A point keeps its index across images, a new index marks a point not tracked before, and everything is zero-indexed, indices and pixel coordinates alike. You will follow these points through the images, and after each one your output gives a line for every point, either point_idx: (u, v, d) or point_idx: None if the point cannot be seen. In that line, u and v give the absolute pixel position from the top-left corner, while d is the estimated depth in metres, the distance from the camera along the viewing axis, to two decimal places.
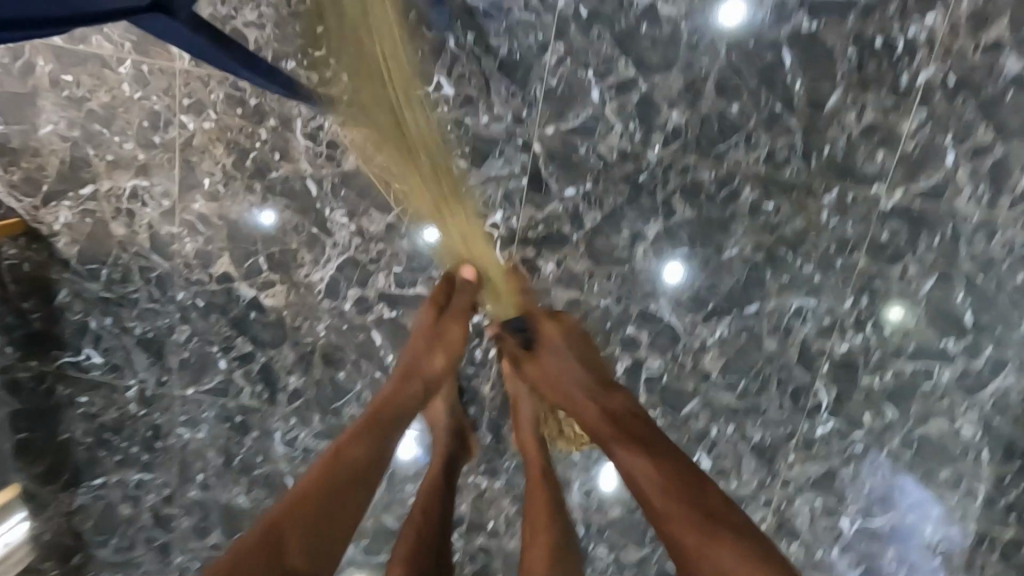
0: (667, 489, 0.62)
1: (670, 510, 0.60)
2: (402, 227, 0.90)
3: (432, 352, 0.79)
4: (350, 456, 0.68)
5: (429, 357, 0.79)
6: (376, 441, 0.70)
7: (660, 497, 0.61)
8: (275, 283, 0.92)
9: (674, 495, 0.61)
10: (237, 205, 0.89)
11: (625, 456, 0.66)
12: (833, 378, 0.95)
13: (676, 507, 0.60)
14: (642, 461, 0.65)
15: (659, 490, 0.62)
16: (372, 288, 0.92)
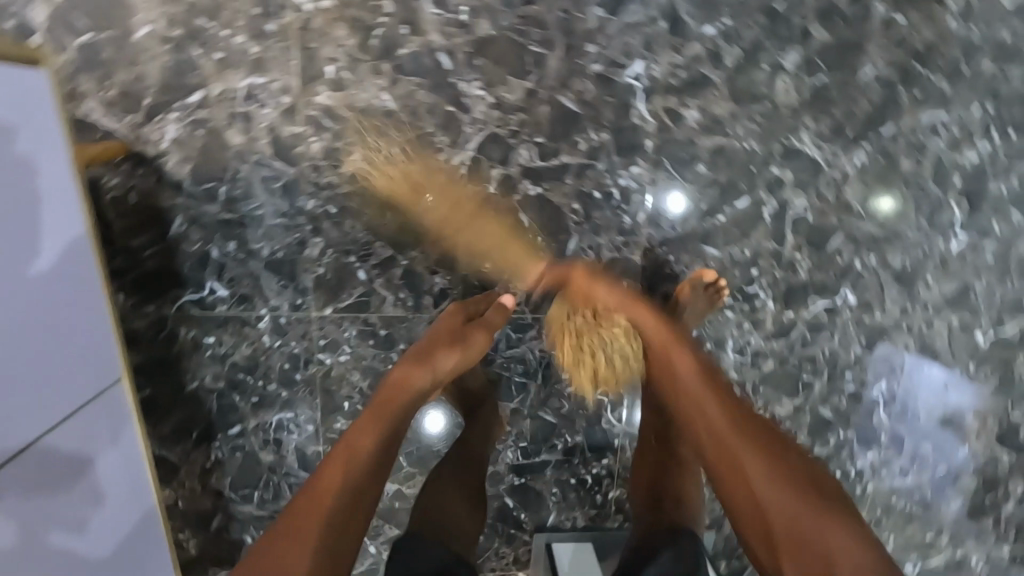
0: (792, 493, 0.62)
1: (763, 465, 0.65)
2: (541, 92, 0.85)
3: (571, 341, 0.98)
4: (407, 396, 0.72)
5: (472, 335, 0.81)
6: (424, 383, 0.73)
7: (762, 478, 0.64)
8: (412, 174, 0.87)
9: (793, 547, 0.60)
10: (365, 92, 0.83)
11: (764, 480, 0.64)
12: (966, 191, 0.97)
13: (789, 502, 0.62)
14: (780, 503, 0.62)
15: (774, 487, 0.63)
16: (514, 165, 0.88)
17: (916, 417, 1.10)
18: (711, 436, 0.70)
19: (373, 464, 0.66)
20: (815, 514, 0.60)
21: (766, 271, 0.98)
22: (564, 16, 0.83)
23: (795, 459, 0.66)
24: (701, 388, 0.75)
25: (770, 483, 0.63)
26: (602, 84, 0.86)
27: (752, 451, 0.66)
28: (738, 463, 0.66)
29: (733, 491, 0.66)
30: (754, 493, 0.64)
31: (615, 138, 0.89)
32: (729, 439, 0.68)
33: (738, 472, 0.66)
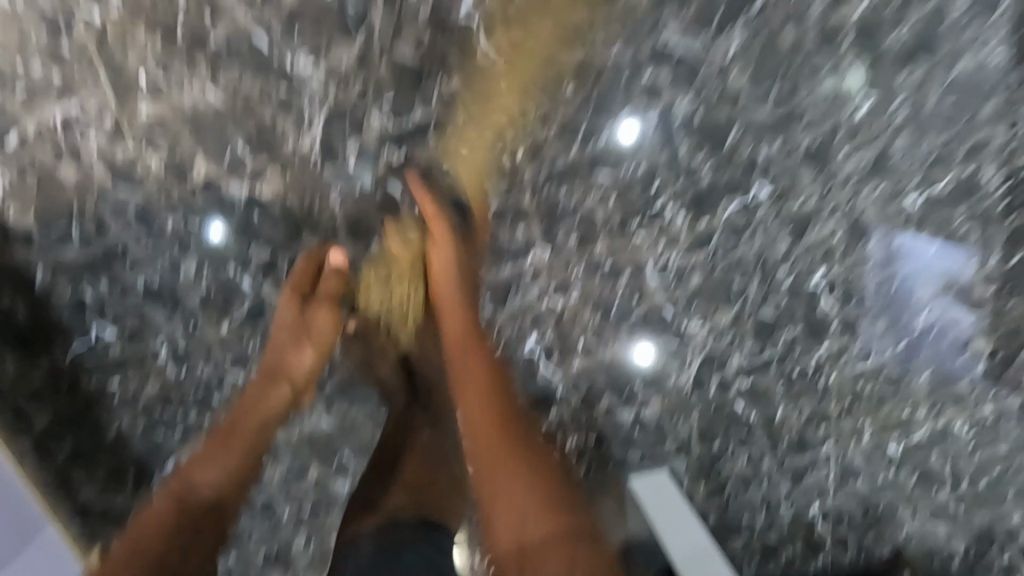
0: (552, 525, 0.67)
1: (532, 503, 0.68)
2: (374, 49, 0.79)
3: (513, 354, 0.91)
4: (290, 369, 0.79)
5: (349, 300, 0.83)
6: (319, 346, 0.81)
7: (527, 508, 0.68)
8: (266, 168, 0.82)
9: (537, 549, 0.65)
10: (188, 93, 0.77)
11: (512, 498, 0.68)
12: (859, 49, 0.90)
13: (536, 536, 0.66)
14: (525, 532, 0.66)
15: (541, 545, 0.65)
16: (370, 133, 0.83)
17: (863, 296, 1.06)
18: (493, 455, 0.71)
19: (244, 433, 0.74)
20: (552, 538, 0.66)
21: (667, 183, 0.92)
22: None
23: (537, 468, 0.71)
24: (470, 402, 0.74)
25: (514, 536, 0.66)
26: (437, 25, 0.80)
27: (527, 473, 0.70)
28: (508, 497, 0.68)
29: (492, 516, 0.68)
30: (517, 534, 0.66)
31: (468, 80, 0.83)
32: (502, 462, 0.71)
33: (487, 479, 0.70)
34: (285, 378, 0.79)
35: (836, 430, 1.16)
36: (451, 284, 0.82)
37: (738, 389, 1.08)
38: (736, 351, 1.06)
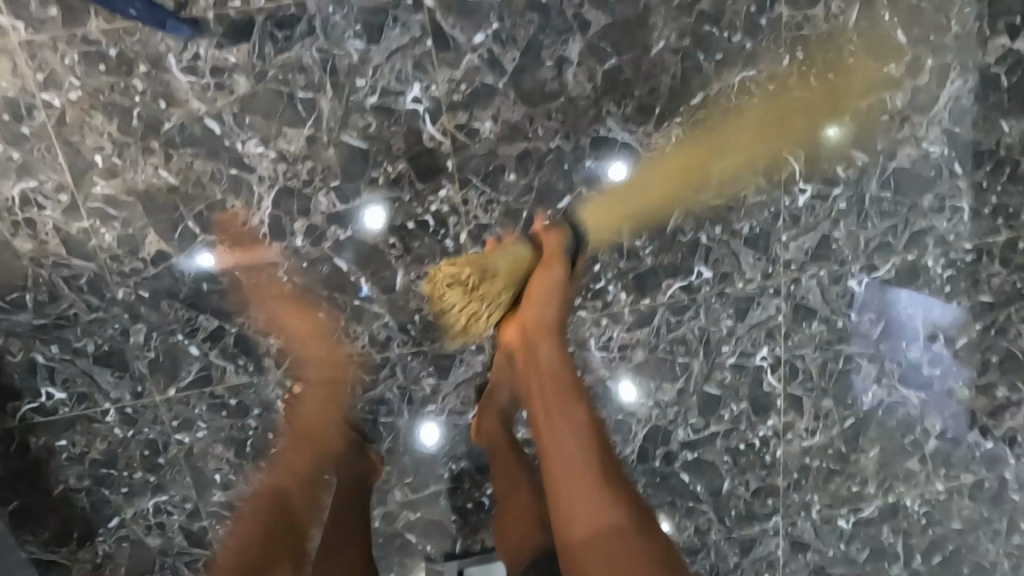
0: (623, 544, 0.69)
1: (603, 523, 0.71)
2: (322, 136, 0.83)
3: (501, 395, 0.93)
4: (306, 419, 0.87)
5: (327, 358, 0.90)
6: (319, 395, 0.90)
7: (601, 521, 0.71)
8: (215, 244, 0.86)
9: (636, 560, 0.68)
10: (141, 174, 0.81)
11: (580, 499, 0.72)
12: (797, 143, 0.94)
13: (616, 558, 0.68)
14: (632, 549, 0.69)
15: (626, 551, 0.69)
16: (317, 214, 0.86)
17: (809, 376, 1.07)
18: (565, 471, 0.74)
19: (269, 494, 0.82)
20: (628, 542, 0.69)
21: (608, 264, 0.96)
22: (323, 55, 0.80)
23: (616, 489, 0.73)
24: (546, 411, 0.79)
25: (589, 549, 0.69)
26: (383, 115, 0.83)
27: (585, 462, 0.74)
28: (587, 507, 0.72)
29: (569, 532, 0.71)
30: (593, 536, 0.70)
31: (413, 166, 0.86)
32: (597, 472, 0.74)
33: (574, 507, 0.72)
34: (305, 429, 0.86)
35: (784, 504, 1.15)
36: (543, 304, 0.85)
37: (683, 462, 1.09)
38: (681, 425, 1.07)
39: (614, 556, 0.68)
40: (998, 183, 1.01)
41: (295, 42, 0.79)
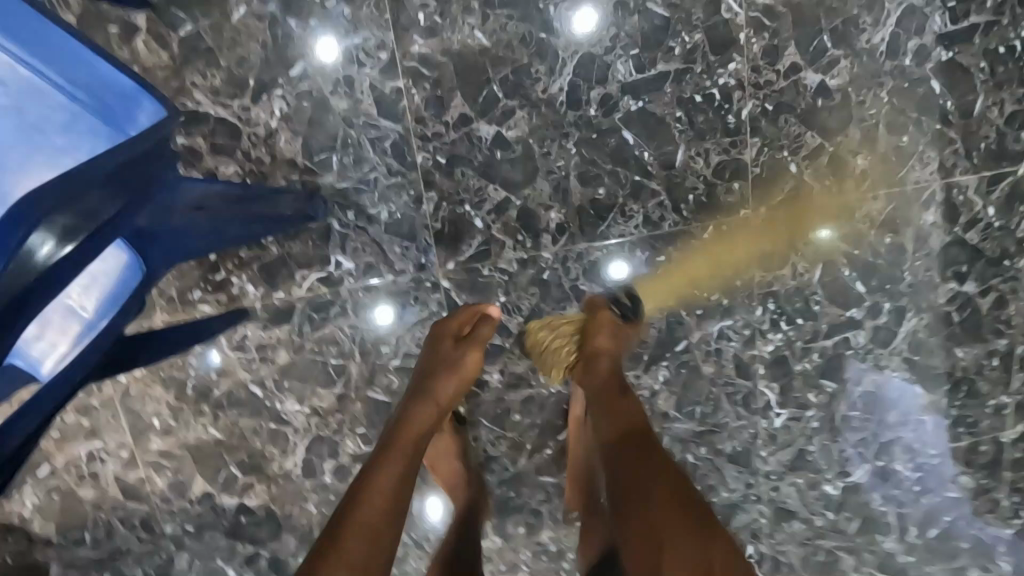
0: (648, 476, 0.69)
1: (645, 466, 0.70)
2: (352, 394, 0.94)
3: (447, 381, 0.78)
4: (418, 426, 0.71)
5: (434, 382, 0.77)
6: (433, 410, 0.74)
7: (635, 479, 0.69)
8: (254, 483, 0.96)
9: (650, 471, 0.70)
10: (192, 431, 0.92)
11: (677, 549, 0.62)
12: (773, 376, 1.05)
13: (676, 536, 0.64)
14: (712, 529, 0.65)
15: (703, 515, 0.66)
16: (345, 454, 0.96)
17: (793, 567, 1.15)
18: (642, 464, 0.70)
19: (404, 454, 0.66)
20: (626, 464, 0.71)
21: None
22: (354, 331, 0.92)
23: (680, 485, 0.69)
24: (614, 400, 0.79)
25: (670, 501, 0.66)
26: (404, 375, 0.94)
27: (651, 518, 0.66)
28: (655, 509, 0.66)
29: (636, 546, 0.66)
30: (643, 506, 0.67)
31: None
32: (595, 403, 0.79)
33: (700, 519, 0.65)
34: (407, 429, 0.70)
35: None
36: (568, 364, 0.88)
37: None
38: None
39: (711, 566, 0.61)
40: (960, 397, 1.10)
41: (329, 321, 0.91)
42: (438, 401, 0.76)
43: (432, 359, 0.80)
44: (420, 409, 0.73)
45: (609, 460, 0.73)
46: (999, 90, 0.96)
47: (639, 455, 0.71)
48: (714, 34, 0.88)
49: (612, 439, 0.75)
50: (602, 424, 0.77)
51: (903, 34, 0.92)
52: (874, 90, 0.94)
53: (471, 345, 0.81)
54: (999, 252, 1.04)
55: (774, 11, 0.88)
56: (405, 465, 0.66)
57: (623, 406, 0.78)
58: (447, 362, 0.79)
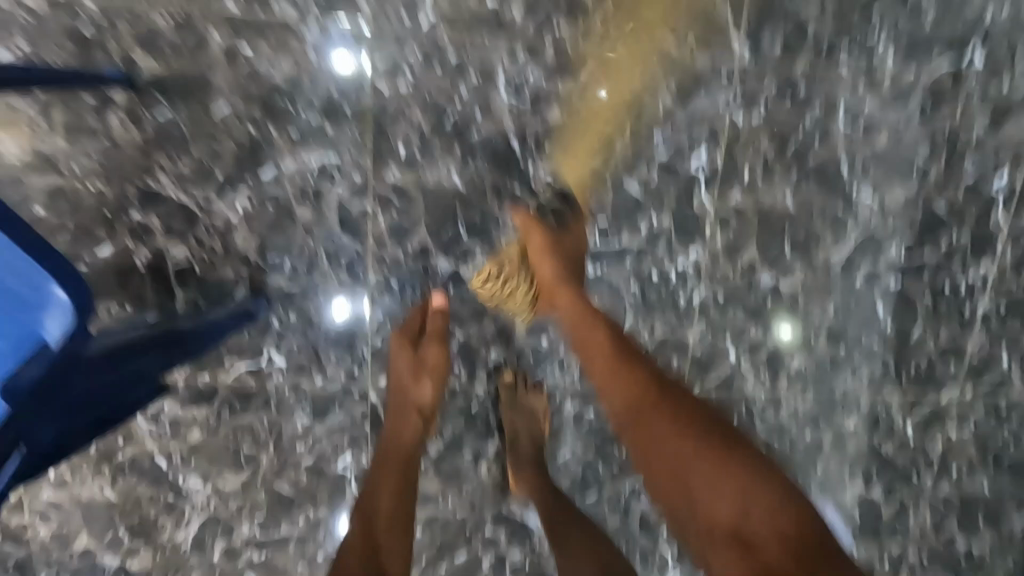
0: (697, 443, 0.71)
1: (699, 447, 0.71)
2: (257, 481, 0.94)
3: (423, 384, 0.81)
4: (381, 504, 0.74)
5: (416, 384, 0.81)
6: (404, 441, 0.79)
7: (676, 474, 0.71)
8: (139, 549, 0.95)
9: (687, 443, 0.72)
10: (87, 488, 0.92)
11: (708, 495, 0.68)
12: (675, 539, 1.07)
13: (724, 499, 0.68)
14: (748, 513, 0.67)
15: (719, 477, 0.69)
16: (237, 538, 0.96)
17: None
18: (653, 458, 0.73)
19: (381, 516, 0.73)
20: (703, 461, 0.70)
21: None
22: (272, 424, 0.92)
23: (741, 477, 0.69)
24: (651, 424, 0.74)
25: (701, 458, 0.70)
26: (313, 472, 0.95)
27: (725, 510, 0.68)
28: (673, 459, 0.71)
29: (711, 507, 0.68)
30: (644, 394, 0.76)
31: (332, 515, 0.96)
32: (636, 401, 0.76)
33: (726, 462, 0.70)
34: (389, 470, 0.77)
35: None
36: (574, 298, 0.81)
37: None
38: None
39: (749, 508, 0.67)
40: None
41: (250, 411, 0.91)
42: (421, 410, 0.81)
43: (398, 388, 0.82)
44: (393, 431, 0.80)
45: (650, 473, 0.73)
46: (936, 322, 1.01)
47: (667, 454, 0.71)
48: (681, 221, 0.91)
49: (655, 477, 0.73)
50: (605, 391, 0.78)
51: (857, 256, 0.96)
52: (822, 300, 0.97)
53: (428, 341, 0.83)
54: (911, 467, 1.09)
55: (741, 212, 0.91)
56: (375, 525, 0.72)
57: (677, 400, 0.75)
58: (421, 364, 0.82)
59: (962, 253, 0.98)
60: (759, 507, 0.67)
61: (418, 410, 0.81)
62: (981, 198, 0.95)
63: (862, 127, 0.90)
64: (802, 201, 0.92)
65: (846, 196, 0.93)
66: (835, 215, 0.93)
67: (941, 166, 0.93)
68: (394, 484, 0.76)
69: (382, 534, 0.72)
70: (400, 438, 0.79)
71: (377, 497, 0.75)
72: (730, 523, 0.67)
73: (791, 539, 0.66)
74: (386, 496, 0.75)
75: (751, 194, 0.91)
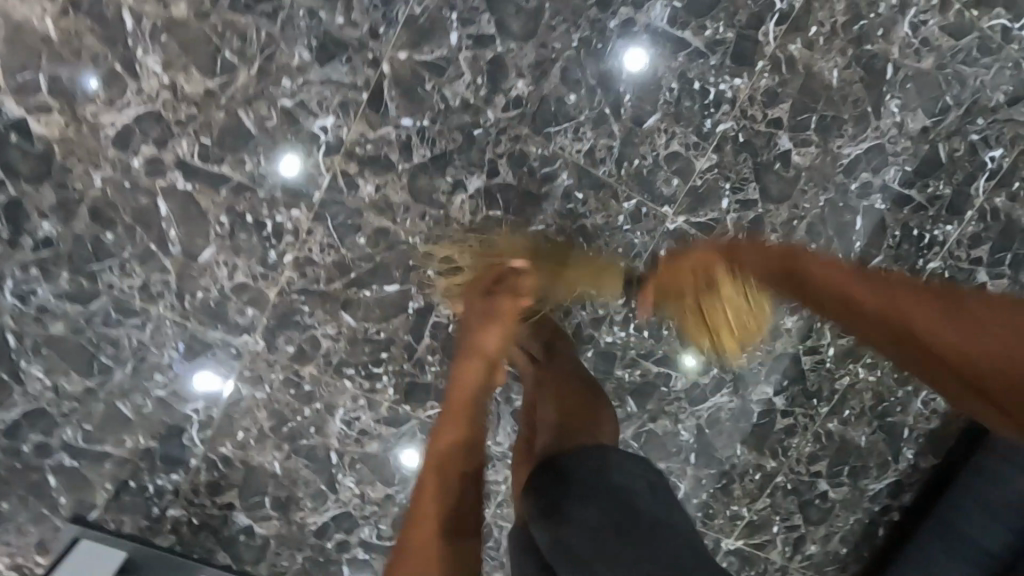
0: (911, 322, 0.57)
1: (917, 318, 0.57)
2: (222, 98, 0.84)
3: (496, 324, 0.82)
4: (444, 440, 0.75)
5: (486, 332, 0.81)
6: (481, 371, 0.79)
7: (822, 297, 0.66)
8: (52, 111, 0.82)
9: (943, 312, 0.56)
10: (27, 9, 0.78)
11: (993, 342, 0.53)
12: (593, 365, 1.07)
13: (993, 341, 0.53)
14: (1003, 355, 0.53)
15: (967, 326, 0.55)
16: (171, 152, 0.86)
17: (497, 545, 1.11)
18: (852, 308, 0.62)
19: (444, 452, 0.74)
20: (888, 298, 0.59)
21: (394, 358, 0.99)
22: (268, 41, 0.83)
23: (1003, 324, 0.53)
24: (845, 280, 0.63)
25: (877, 299, 0.60)
26: (286, 117, 0.86)
27: (992, 351, 0.53)
28: (896, 323, 0.58)
29: (932, 339, 0.56)
30: (855, 304, 0.62)
31: (284, 176, 0.89)
32: (847, 294, 0.62)
33: (982, 343, 0.54)
34: (463, 410, 0.77)
35: None
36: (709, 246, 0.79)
37: (351, 557, 1.07)
38: (368, 523, 1.06)
39: (1022, 362, 0.52)
40: (714, 486, 1.18)
41: (252, 13, 0.82)
42: (484, 356, 0.80)
43: (480, 309, 0.83)
44: (464, 368, 0.79)
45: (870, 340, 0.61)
46: (894, 260, 1.09)
47: (861, 292, 0.61)
48: (741, 43, 0.93)
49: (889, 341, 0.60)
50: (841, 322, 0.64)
51: (863, 162, 1.02)
52: (818, 189, 1.02)
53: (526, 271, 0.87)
54: (815, 389, 1.16)
55: (792, 63, 0.95)
56: (448, 470, 0.73)
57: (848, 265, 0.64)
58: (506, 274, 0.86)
59: (939, 205, 1.07)
60: (937, 303, 0.57)
61: (506, 313, 0.83)
62: (974, 160, 1.05)
63: (918, 41, 0.97)
64: (844, 82, 0.97)
65: (879, 98, 0.99)
66: (863, 111, 0.99)
67: (958, 113, 1.02)
68: (455, 422, 0.76)
69: (455, 456, 0.74)
70: (485, 339, 0.80)
71: (453, 425, 0.76)
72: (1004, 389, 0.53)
73: (1002, 325, 0.53)
74: (452, 426, 0.76)
75: (807, 50, 0.95)
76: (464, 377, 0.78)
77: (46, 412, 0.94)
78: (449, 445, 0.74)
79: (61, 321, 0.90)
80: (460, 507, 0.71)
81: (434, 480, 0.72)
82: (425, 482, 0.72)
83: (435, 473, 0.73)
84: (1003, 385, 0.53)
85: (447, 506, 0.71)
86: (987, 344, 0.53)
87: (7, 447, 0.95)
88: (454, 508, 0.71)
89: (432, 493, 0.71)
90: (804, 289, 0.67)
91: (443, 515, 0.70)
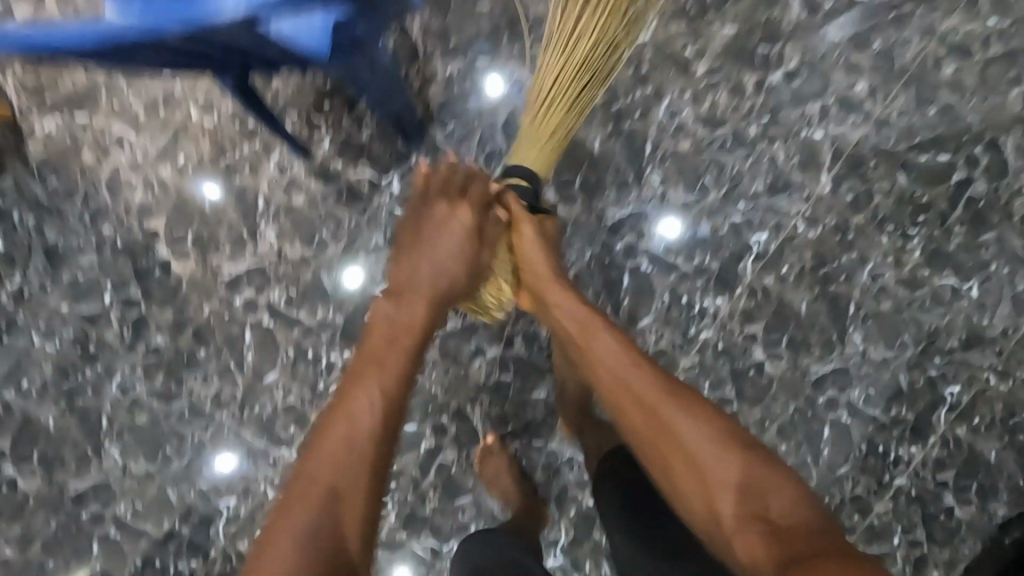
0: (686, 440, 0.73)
1: (692, 441, 0.73)
2: (312, 262, 1.11)
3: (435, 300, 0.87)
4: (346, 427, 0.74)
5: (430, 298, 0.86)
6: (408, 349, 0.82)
7: (730, 484, 0.69)
8: (189, 257, 1.10)
9: (724, 440, 0.72)
10: (194, 189, 1.10)
11: (754, 477, 0.69)
12: (576, 525, 1.16)
13: (745, 477, 0.69)
14: (771, 497, 0.67)
15: (738, 459, 0.70)
16: (265, 297, 1.11)
17: None
18: (644, 408, 0.77)
19: (346, 452, 0.72)
20: (682, 406, 0.76)
21: (402, 488, 1.15)
22: (356, 226, 1.11)
23: (755, 463, 0.70)
24: (650, 390, 0.78)
25: (675, 409, 0.75)
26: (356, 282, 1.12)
27: (751, 480, 0.68)
28: (683, 442, 0.73)
29: (694, 461, 0.72)
30: (660, 414, 0.76)
31: (344, 324, 1.11)
32: (647, 395, 0.77)
33: (736, 474, 0.69)
34: (375, 419, 0.75)
35: None
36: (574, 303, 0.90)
37: None
38: None
39: (765, 493, 0.67)
40: None
41: (348, 207, 1.11)
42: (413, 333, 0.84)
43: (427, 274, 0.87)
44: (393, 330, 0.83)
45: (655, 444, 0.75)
46: (861, 470, 1.19)
47: (669, 407, 0.76)
48: (723, 272, 1.14)
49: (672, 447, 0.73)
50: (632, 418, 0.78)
51: (830, 380, 1.18)
52: (788, 397, 1.17)
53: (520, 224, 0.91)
54: None
55: (766, 292, 1.15)
56: (347, 468, 0.72)
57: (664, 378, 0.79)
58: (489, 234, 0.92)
59: (902, 427, 1.19)
60: (708, 426, 0.74)
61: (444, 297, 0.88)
62: (933, 392, 1.18)
63: (876, 287, 1.16)
64: (811, 312, 1.16)
65: (842, 329, 1.17)
66: (828, 338, 1.17)
67: (915, 349, 1.17)
68: (381, 423, 0.75)
69: (358, 470, 0.72)
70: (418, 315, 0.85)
71: (368, 413, 0.76)
72: (748, 512, 0.67)
73: (759, 471, 0.69)
74: (365, 421, 0.74)
75: (779, 284, 1.15)
76: (390, 370, 0.79)
77: (110, 486, 1.11)
78: (366, 434, 0.74)
79: (146, 412, 1.12)
80: (335, 520, 0.68)
81: (320, 493, 0.69)
82: (315, 494, 0.69)
83: (315, 485, 0.70)
84: (756, 511, 0.66)
85: (333, 502, 0.69)
86: (756, 481, 0.68)
87: (69, 510, 1.10)
88: (339, 530, 0.68)
89: (319, 514, 0.68)
90: (627, 399, 0.79)
91: (321, 514, 0.68)
